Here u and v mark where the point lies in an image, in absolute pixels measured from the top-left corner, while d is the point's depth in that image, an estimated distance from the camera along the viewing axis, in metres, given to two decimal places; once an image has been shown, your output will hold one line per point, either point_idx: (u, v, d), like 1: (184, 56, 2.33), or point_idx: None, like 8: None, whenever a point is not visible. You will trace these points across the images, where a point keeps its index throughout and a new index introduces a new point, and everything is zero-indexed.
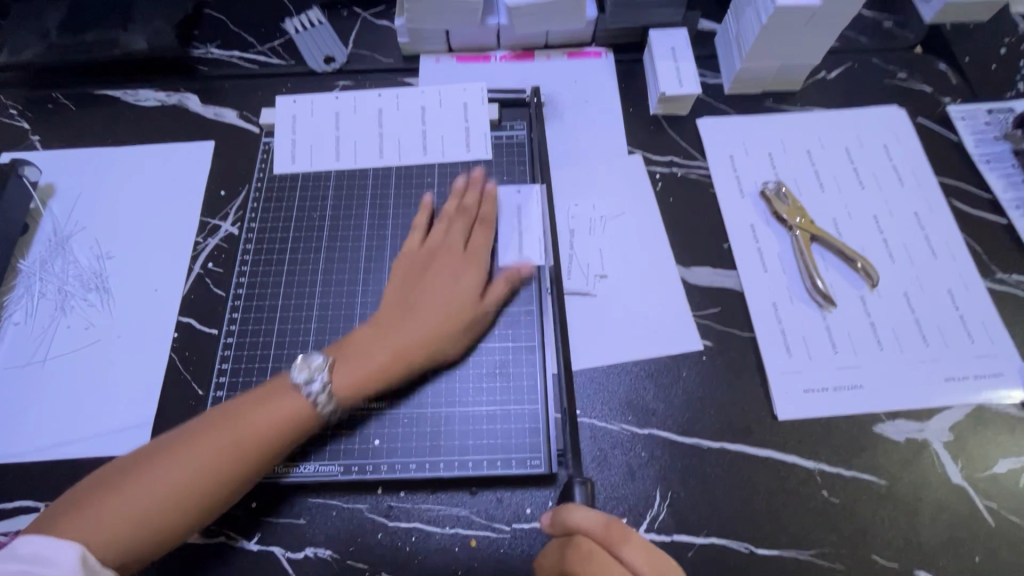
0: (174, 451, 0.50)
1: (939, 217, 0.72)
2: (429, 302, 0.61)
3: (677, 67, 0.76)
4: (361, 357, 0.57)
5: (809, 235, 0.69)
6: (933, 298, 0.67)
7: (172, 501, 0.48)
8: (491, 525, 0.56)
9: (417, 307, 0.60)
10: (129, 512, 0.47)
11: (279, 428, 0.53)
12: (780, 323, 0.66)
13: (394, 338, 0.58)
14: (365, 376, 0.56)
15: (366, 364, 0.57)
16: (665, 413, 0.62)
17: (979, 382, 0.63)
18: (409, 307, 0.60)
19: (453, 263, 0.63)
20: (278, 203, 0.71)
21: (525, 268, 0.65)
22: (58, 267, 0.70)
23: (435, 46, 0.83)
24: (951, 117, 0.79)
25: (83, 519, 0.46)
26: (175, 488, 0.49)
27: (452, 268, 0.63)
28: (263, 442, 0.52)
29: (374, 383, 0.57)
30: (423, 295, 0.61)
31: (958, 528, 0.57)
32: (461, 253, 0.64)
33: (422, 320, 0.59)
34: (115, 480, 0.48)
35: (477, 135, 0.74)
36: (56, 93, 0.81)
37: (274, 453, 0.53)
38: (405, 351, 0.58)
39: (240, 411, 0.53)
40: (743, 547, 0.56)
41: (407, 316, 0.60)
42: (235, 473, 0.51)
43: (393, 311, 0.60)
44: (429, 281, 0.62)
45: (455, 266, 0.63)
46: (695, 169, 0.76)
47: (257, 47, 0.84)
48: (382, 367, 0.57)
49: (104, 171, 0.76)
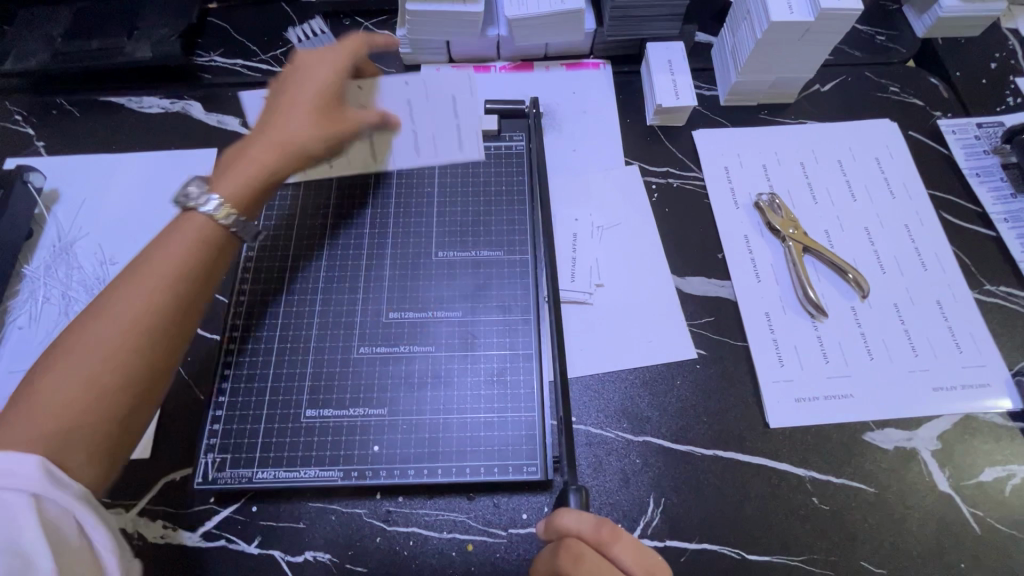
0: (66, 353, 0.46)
1: (929, 229, 0.74)
2: (294, 103, 0.60)
3: (674, 79, 0.78)
4: (241, 162, 0.57)
5: (802, 246, 0.70)
6: (923, 309, 0.68)
7: (84, 407, 0.45)
8: (487, 530, 0.57)
9: (297, 105, 0.60)
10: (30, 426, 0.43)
11: (177, 292, 0.50)
12: (773, 333, 0.67)
13: (275, 127, 0.59)
14: (247, 185, 0.56)
15: (248, 163, 0.57)
16: (659, 420, 0.63)
17: (966, 392, 0.64)
18: (281, 108, 0.60)
19: (311, 70, 0.62)
20: (280, 210, 0.72)
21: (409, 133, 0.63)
22: (61, 272, 0.71)
23: (436, 56, 0.84)
24: (942, 131, 0.81)
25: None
26: (81, 395, 0.45)
27: (311, 74, 0.62)
28: (176, 271, 0.51)
29: (254, 185, 0.57)
30: (308, 95, 0.61)
31: (945, 535, 0.58)
32: (323, 65, 0.62)
33: (310, 113, 0.59)
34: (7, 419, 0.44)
35: (470, 136, 0.68)
36: (61, 100, 0.82)
37: (176, 319, 0.50)
38: (272, 142, 0.58)
39: (116, 300, 0.49)
40: (735, 552, 0.58)
41: (284, 110, 0.60)
42: (148, 347, 0.48)
43: (281, 108, 0.60)
44: (294, 86, 0.61)
45: (308, 69, 0.62)
46: (690, 180, 0.77)
47: (260, 56, 0.86)
48: (261, 156, 0.57)
49: (108, 178, 0.77)
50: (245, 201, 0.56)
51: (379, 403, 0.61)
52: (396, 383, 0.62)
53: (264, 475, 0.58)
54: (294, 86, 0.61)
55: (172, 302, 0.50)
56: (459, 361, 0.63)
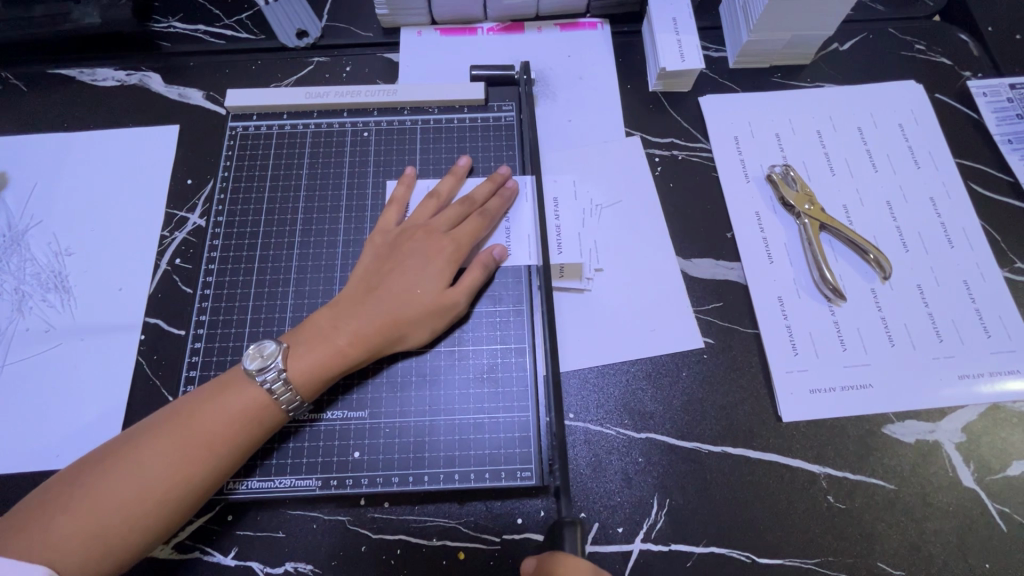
0: (125, 460, 0.47)
1: (956, 202, 0.68)
2: (388, 295, 0.56)
3: (679, 40, 0.70)
4: (321, 340, 0.53)
5: (818, 224, 0.64)
6: (948, 290, 0.63)
7: (122, 524, 0.46)
8: (480, 537, 0.53)
9: (373, 297, 0.56)
10: (72, 533, 0.44)
11: (238, 422, 0.50)
12: (786, 320, 0.62)
13: (360, 320, 0.54)
14: (324, 359, 0.53)
15: (326, 346, 0.53)
16: (663, 415, 0.59)
17: (994, 379, 0.59)
18: (368, 298, 0.56)
19: (429, 248, 0.59)
20: (248, 193, 0.66)
21: (499, 250, 0.60)
22: (14, 265, 0.65)
23: (417, 17, 0.76)
24: (971, 93, 0.74)
25: (26, 537, 0.44)
26: (129, 512, 0.46)
27: (431, 253, 0.58)
28: (203, 447, 0.48)
29: (329, 371, 0.53)
30: (390, 282, 0.57)
31: (967, 533, 0.55)
32: (441, 236, 0.60)
33: (383, 309, 0.55)
34: (43, 510, 0.45)
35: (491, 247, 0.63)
36: (5, 73, 0.74)
37: (236, 452, 0.50)
38: (367, 336, 0.54)
39: (186, 415, 0.50)
40: (743, 555, 0.54)
41: (361, 308, 0.55)
42: (191, 460, 0.48)
43: (354, 299, 0.56)
44: (402, 264, 0.58)
45: (427, 248, 0.59)
46: (697, 152, 0.70)
47: (223, 20, 0.77)
48: (342, 349, 0.53)
49: (61, 159, 0.71)
50: (339, 357, 0.53)
51: (360, 404, 0.56)
52: (379, 383, 0.57)
53: (237, 485, 0.54)
54: (375, 275, 0.58)
55: (228, 429, 0.50)
56: (445, 358, 0.58)
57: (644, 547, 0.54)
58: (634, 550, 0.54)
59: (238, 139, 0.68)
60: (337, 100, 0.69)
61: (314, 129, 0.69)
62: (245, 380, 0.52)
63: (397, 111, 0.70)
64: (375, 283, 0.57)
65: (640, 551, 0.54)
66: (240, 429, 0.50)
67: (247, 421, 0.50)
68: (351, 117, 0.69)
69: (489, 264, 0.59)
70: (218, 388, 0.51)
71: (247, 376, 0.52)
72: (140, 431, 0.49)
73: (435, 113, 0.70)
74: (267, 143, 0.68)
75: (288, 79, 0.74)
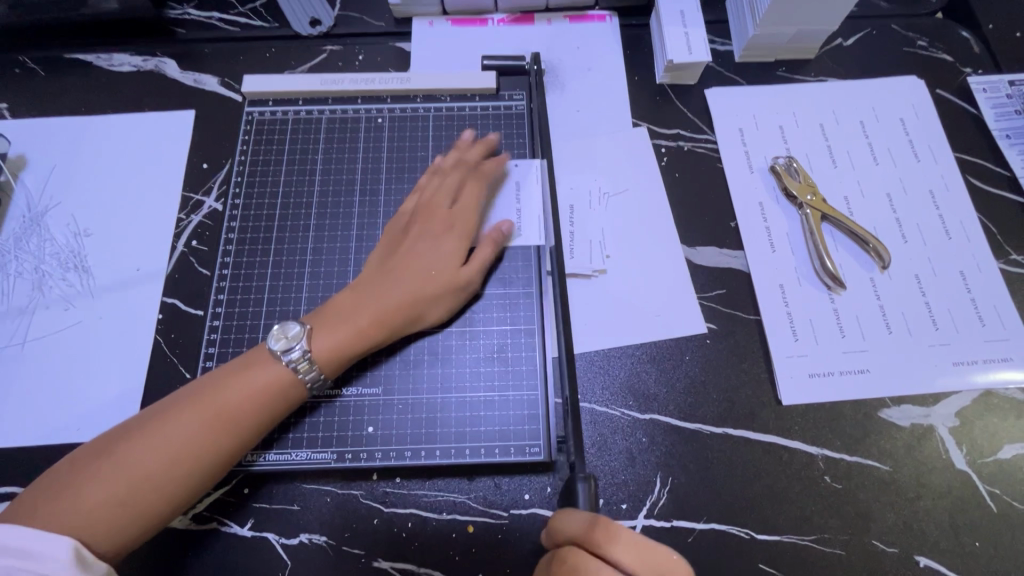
0: (150, 431, 0.49)
1: (955, 196, 0.69)
2: (403, 275, 0.57)
3: (687, 33, 0.72)
4: (341, 321, 0.55)
5: (820, 214, 0.66)
6: (945, 280, 0.65)
7: (149, 491, 0.47)
8: (488, 511, 0.55)
9: (389, 277, 0.57)
10: (99, 502, 0.46)
11: (259, 396, 0.51)
12: (787, 307, 0.64)
13: (377, 301, 0.56)
14: (342, 339, 0.54)
15: (347, 327, 0.55)
16: (666, 397, 0.60)
17: (988, 366, 0.61)
18: (385, 279, 0.57)
19: (441, 230, 0.60)
20: (264, 177, 0.68)
21: (506, 226, 0.61)
22: (34, 245, 0.67)
23: (429, 8, 0.77)
24: (972, 89, 0.76)
25: (55, 505, 0.46)
26: (153, 483, 0.47)
27: (442, 233, 0.60)
28: (224, 422, 0.50)
29: (348, 352, 0.54)
30: (405, 262, 0.58)
31: (959, 514, 0.57)
32: (451, 217, 0.61)
33: (400, 289, 0.57)
34: (71, 479, 0.47)
35: None
36: (23, 57, 0.76)
37: (256, 428, 0.52)
38: (383, 316, 0.56)
39: (208, 389, 0.51)
40: (743, 532, 0.56)
41: (377, 288, 0.57)
42: (213, 435, 0.50)
43: (372, 280, 0.58)
44: (416, 246, 0.59)
45: (438, 230, 0.60)
46: (702, 143, 0.72)
47: (237, 8, 0.79)
48: (362, 329, 0.55)
49: (78, 143, 0.72)
50: (358, 337, 0.55)
51: (374, 381, 0.58)
52: (392, 361, 0.59)
53: (254, 457, 0.56)
54: (391, 257, 0.59)
55: (249, 402, 0.51)
56: (457, 337, 0.60)
57: (646, 522, 0.56)
58: (638, 525, 0.56)
59: (254, 124, 0.70)
60: (350, 86, 0.70)
61: (328, 116, 0.70)
62: (269, 359, 0.53)
63: (409, 99, 0.71)
64: (390, 264, 0.58)
65: (643, 526, 0.56)
66: (260, 406, 0.51)
67: (267, 395, 0.52)
68: (364, 104, 0.71)
69: (499, 240, 0.61)
70: (240, 366, 0.53)
71: (271, 355, 0.53)
72: (164, 405, 0.51)
73: (446, 101, 0.71)
74: (282, 129, 0.70)
75: (302, 67, 0.76)
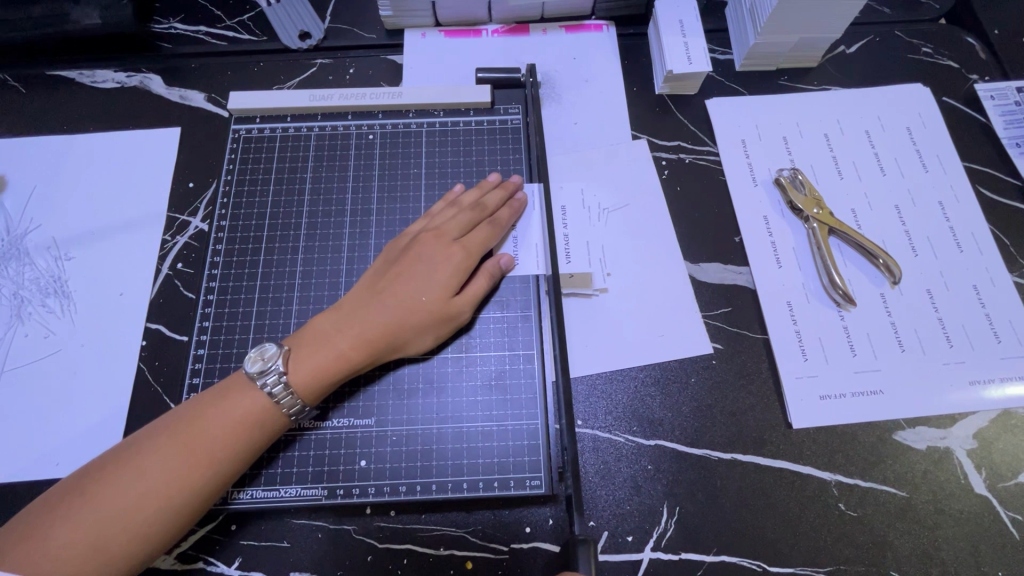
0: (124, 467, 0.46)
1: (965, 207, 0.67)
2: (393, 300, 0.55)
3: (687, 42, 0.70)
4: (323, 345, 0.52)
5: (828, 228, 0.64)
6: (958, 296, 0.63)
7: (123, 532, 0.45)
8: (488, 547, 0.53)
9: (379, 301, 0.55)
10: (70, 544, 0.43)
11: (241, 428, 0.49)
12: (796, 326, 0.61)
13: (363, 326, 0.53)
14: (325, 364, 0.52)
15: (328, 352, 0.52)
16: (672, 422, 0.58)
17: (1007, 385, 0.59)
18: (373, 303, 0.54)
19: (438, 253, 0.57)
20: (251, 197, 0.65)
21: (506, 259, 0.59)
22: (13, 269, 0.65)
23: (421, 19, 0.76)
24: (980, 96, 0.74)
25: (24, 546, 0.43)
26: (126, 522, 0.45)
27: (439, 258, 0.57)
28: (203, 455, 0.47)
29: (331, 376, 0.52)
30: (396, 286, 0.55)
31: (980, 541, 0.54)
32: (450, 242, 0.58)
33: (388, 315, 0.54)
34: (41, 518, 0.44)
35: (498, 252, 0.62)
36: (4, 75, 0.73)
37: (237, 461, 0.49)
38: (368, 342, 0.53)
39: (187, 420, 0.49)
40: (755, 564, 0.53)
41: (364, 312, 0.54)
42: (191, 470, 0.47)
43: (360, 302, 0.55)
44: (409, 269, 0.56)
45: (435, 253, 0.57)
46: (704, 156, 0.70)
47: (224, 22, 0.76)
48: (344, 355, 0.52)
49: (60, 162, 0.70)
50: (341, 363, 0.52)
51: (366, 411, 0.56)
52: (385, 389, 0.56)
53: (240, 493, 0.53)
54: (382, 279, 0.56)
55: (231, 433, 0.49)
56: (452, 364, 0.57)
57: (654, 555, 0.53)
58: (645, 558, 0.53)
59: (241, 142, 0.67)
60: (340, 102, 0.68)
61: (318, 132, 0.68)
62: (248, 385, 0.51)
63: (401, 114, 0.69)
64: (381, 286, 0.56)
65: (651, 559, 0.53)
66: (241, 436, 0.49)
67: (250, 427, 0.49)
68: (355, 119, 0.69)
69: (495, 272, 0.58)
70: (221, 394, 0.50)
71: (250, 379, 0.51)
72: (141, 437, 0.48)
73: (440, 116, 0.69)
74: (270, 146, 0.67)
75: (291, 82, 0.74)
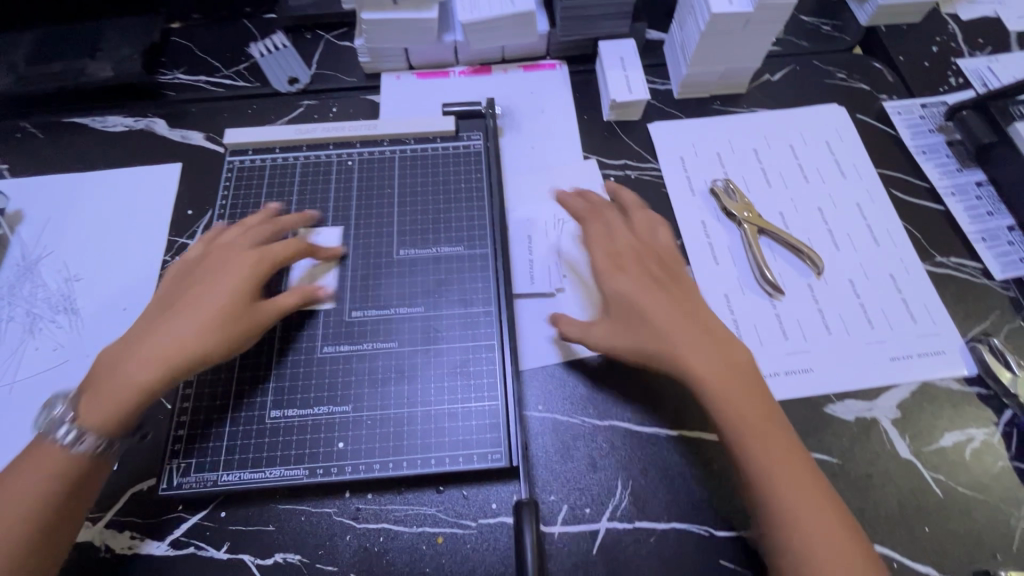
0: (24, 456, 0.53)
1: (880, 207, 0.76)
2: (161, 323, 0.57)
3: (627, 75, 0.80)
4: (107, 382, 0.54)
5: (757, 228, 0.72)
6: (876, 282, 0.70)
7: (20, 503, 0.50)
8: (458, 522, 0.57)
9: (137, 333, 0.57)
10: None
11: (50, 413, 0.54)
12: (733, 314, 0.68)
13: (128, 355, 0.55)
14: (97, 403, 0.53)
15: (103, 392, 0.54)
16: (624, 404, 0.64)
17: (923, 359, 0.66)
18: (138, 334, 0.57)
19: (210, 273, 0.61)
20: (243, 219, 0.73)
21: (318, 288, 0.64)
22: (26, 291, 0.71)
23: (396, 63, 0.86)
24: (888, 113, 0.84)
25: None
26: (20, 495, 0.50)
27: (215, 273, 0.61)
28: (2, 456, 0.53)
29: (120, 409, 0.53)
30: (172, 313, 0.58)
31: (908, 501, 0.59)
32: (237, 258, 0.62)
33: (148, 346, 0.55)
34: None
35: (463, 260, 0.69)
36: (24, 122, 0.83)
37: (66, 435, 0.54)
38: (126, 376, 0.54)
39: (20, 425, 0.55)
40: (703, 530, 0.58)
41: (127, 343, 0.56)
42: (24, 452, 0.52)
43: (145, 328, 0.57)
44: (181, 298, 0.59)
45: (208, 273, 0.61)
46: (647, 171, 0.79)
47: (222, 71, 0.87)
48: (116, 390, 0.54)
49: (72, 197, 0.78)
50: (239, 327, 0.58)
51: (344, 400, 0.62)
52: (361, 380, 0.62)
53: (230, 478, 0.58)
54: (160, 303, 0.59)
55: (149, 401, 0.55)
56: (422, 356, 0.64)
57: (610, 525, 0.58)
58: (601, 528, 0.58)
59: (235, 172, 0.76)
60: (323, 135, 0.77)
61: (303, 161, 0.77)
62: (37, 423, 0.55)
63: (377, 143, 0.78)
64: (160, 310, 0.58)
65: (607, 529, 0.58)
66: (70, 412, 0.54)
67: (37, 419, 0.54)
68: (336, 149, 0.77)
69: (307, 295, 0.63)
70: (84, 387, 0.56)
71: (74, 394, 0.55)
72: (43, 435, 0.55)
73: (411, 144, 0.78)
74: (261, 174, 0.76)
75: (280, 120, 0.83)
